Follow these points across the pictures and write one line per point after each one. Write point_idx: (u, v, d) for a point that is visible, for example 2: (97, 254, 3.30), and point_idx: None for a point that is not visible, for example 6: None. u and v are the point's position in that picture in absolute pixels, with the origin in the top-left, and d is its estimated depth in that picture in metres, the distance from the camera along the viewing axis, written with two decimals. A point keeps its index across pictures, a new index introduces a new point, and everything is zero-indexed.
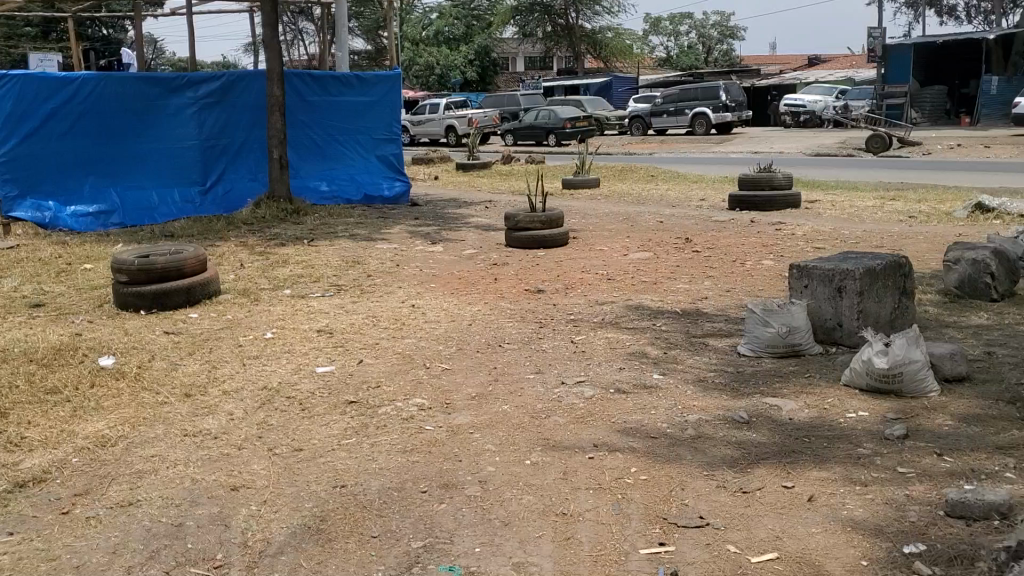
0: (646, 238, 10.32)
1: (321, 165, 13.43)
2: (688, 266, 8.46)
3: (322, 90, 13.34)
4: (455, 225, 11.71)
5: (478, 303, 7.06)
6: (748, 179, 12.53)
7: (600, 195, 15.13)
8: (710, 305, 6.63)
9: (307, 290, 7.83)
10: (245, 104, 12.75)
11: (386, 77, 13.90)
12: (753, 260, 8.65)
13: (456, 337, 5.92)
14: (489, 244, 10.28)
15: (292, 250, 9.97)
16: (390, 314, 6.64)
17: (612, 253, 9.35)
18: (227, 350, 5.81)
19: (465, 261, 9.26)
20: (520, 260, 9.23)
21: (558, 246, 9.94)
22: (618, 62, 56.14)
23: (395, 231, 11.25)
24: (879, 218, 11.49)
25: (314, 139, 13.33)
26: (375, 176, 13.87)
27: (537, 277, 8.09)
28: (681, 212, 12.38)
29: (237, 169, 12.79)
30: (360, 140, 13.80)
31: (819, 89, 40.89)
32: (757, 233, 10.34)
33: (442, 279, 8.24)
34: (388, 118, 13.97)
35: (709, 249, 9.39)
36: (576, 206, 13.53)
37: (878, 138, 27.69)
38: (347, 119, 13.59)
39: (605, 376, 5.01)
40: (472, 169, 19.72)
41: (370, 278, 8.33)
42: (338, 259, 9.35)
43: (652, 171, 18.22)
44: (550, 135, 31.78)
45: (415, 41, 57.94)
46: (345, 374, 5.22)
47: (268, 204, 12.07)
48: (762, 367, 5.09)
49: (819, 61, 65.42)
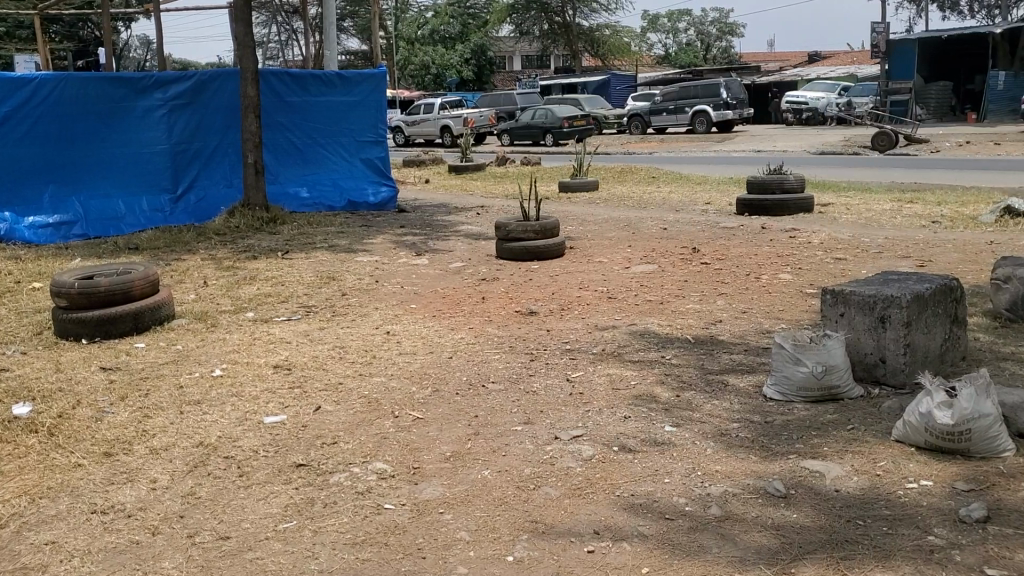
0: (649, 247, 9.52)
1: (302, 170, 12.60)
2: (697, 281, 7.64)
3: (301, 90, 12.50)
4: (444, 234, 10.90)
5: (462, 329, 6.24)
6: (756, 182, 11.72)
7: (599, 199, 14.31)
8: (725, 331, 5.82)
9: (273, 313, 7.01)
10: (218, 105, 11.89)
11: (370, 75, 13.07)
12: (768, 273, 7.85)
13: (434, 374, 5.10)
14: (479, 255, 9.47)
15: (264, 264, 9.15)
16: (360, 344, 5.82)
17: (614, 266, 8.54)
18: (167, 394, 4.98)
19: (451, 276, 8.44)
20: (512, 274, 8.41)
21: (555, 258, 9.12)
22: (617, 59, 55.32)
23: (378, 242, 10.43)
24: (900, 223, 10.68)
25: (293, 142, 12.50)
26: (360, 181, 13.06)
27: (530, 296, 7.28)
28: (685, 218, 11.56)
29: (211, 175, 11.94)
30: (343, 143, 12.98)
31: (821, 85, 40.05)
32: (770, 241, 9.53)
33: (424, 298, 7.42)
34: (373, 119, 13.15)
35: (718, 261, 8.57)
36: (573, 211, 12.71)
37: (885, 136, 26.86)
38: (329, 120, 12.75)
39: (607, 427, 4.20)
40: (465, 171, 18.93)
41: (344, 298, 7.51)
42: (313, 274, 8.53)
43: (654, 173, 17.41)
44: (547, 135, 30.96)
45: (410, 40, 57.10)
46: (298, 426, 4.40)
47: (242, 212, 11.25)
48: (793, 415, 4.27)
49: (820, 58, 64.54)
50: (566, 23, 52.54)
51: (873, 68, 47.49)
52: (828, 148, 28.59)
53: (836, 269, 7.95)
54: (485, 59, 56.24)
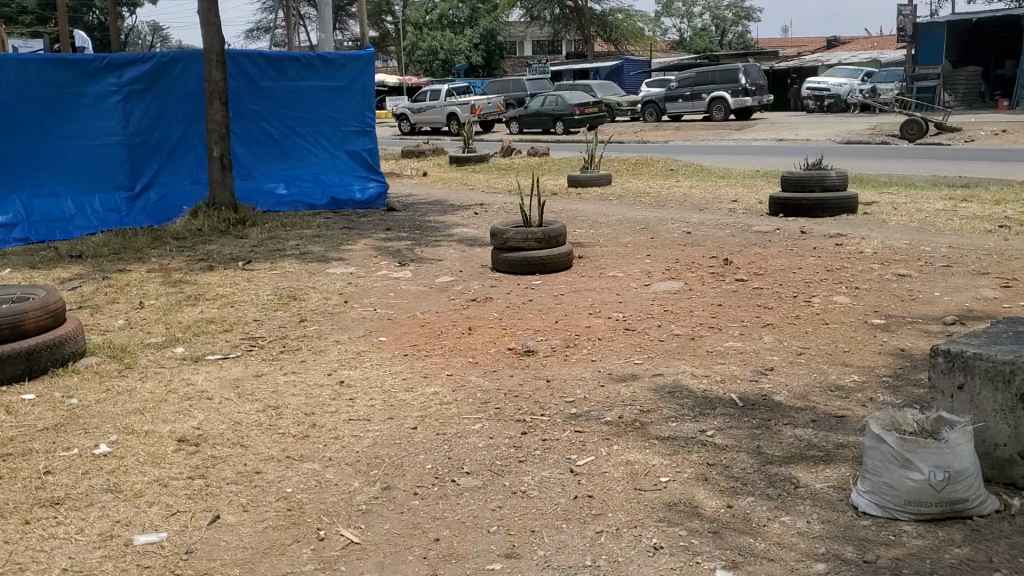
0: (670, 257, 8.13)
1: (278, 165, 11.25)
2: (733, 305, 6.24)
3: (278, 74, 11.14)
4: (434, 239, 9.52)
5: (440, 375, 4.86)
6: (791, 178, 10.24)
7: (611, 196, 12.90)
8: (781, 389, 4.42)
9: (209, 349, 5.66)
10: (182, 91, 10.52)
11: (356, 57, 11.68)
12: (819, 295, 6.45)
13: (390, 454, 3.74)
14: (472, 266, 8.10)
15: (219, 277, 7.80)
16: (302, 402, 4.45)
17: (631, 282, 7.15)
18: (21, 486, 3.63)
19: (437, 294, 7.08)
20: (508, 292, 7.03)
21: (560, 271, 7.74)
22: (630, 44, 53.75)
23: (357, 248, 9.06)
24: (960, 226, 9.25)
25: (269, 133, 11.14)
26: (345, 176, 11.71)
27: (529, 325, 5.91)
28: (710, 219, 10.16)
29: (174, 170, 10.58)
30: (326, 133, 11.60)
31: (843, 70, 38.42)
32: (814, 250, 8.13)
33: (398, 326, 6.05)
34: (359, 107, 11.76)
35: (756, 275, 7.17)
36: (583, 210, 11.32)
37: (915, 123, 25.33)
38: (309, 108, 11.39)
39: (627, 568, 2.82)
40: (468, 162, 17.57)
41: (301, 325, 6.15)
42: (272, 290, 7.18)
43: (671, 165, 15.99)
44: (558, 123, 29.55)
45: (417, 25, 55.72)
46: (179, 555, 3.04)
47: (206, 213, 9.92)
48: (902, 547, 2.89)
49: (839, 43, 62.79)
50: (578, 6, 50.94)
51: (895, 53, 45.81)
52: (854, 136, 27.07)
53: (901, 290, 6.53)
54: (494, 44, 54.72)
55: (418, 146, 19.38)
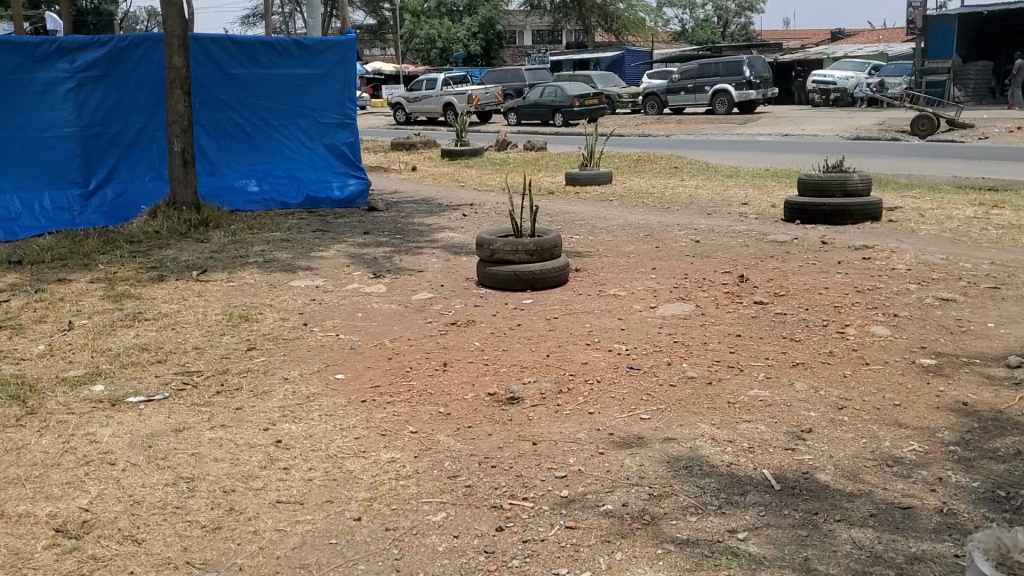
0: (679, 271, 7.22)
1: (249, 159, 10.38)
2: (755, 337, 5.34)
3: (249, 60, 10.24)
4: (416, 245, 8.61)
5: (401, 432, 3.96)
6: (811, 180, 9.29)
7: (612, 196, 12.00)
8: (824, 463, 3.53)
9: (132, 389, 4.75)
10: (141, 78, 9.59)
11: (335, 42, 10.73)
12: (853, 325, 5.55)
13: (321, 566, 2.84)
14: (455, 279, 7.18)
15: (168, 290, 6.89)
16: (225, 473, 3.56)
17: (635, 302, 6.25)
18: None
19: (412, 315, 6.17)
20: (494, 314, 6.13)
21: (554, 288, 6.82)
22: (632, 35, 52.76)
23: (329, 255, 8.16)
24: (999, 237, 8.34)
25: (238, 124, 10.27)
26: (322, 172, 10.80)
27: (514, 361, 5.00)
28: (721, 225, 9.26)
29: (133, 165, 9.66)
30: (302, 125, 10.68)
31: (850, 64, 37.46)
32: (840, 266, 7.22)
33: (362, 358, 5.16)
34: (339, 96, 10.81)
35: (779, 297, 6.26)
36: (581, 213, 10.42)
37: (926, 119, 24.39)
38: (283, 98, 10.50)
39: None
40: (460, 157, 16.64)
41: (248, 357, 5.25)
42: (223, 310, 6.27)
43: (675, 162, 15.07)
44: (557, 114, 28.59)
45: (416, 13, 54.90)
46: None
47: (166, 213, 9.01)
48: None
49: (844, 36, 61.84)
50: None
51: (902, 46, 44.85)
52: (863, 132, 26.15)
53: (947, 319, 5.63)
54: (493, 33, 53.71)
55: (410, 137, 18.43)
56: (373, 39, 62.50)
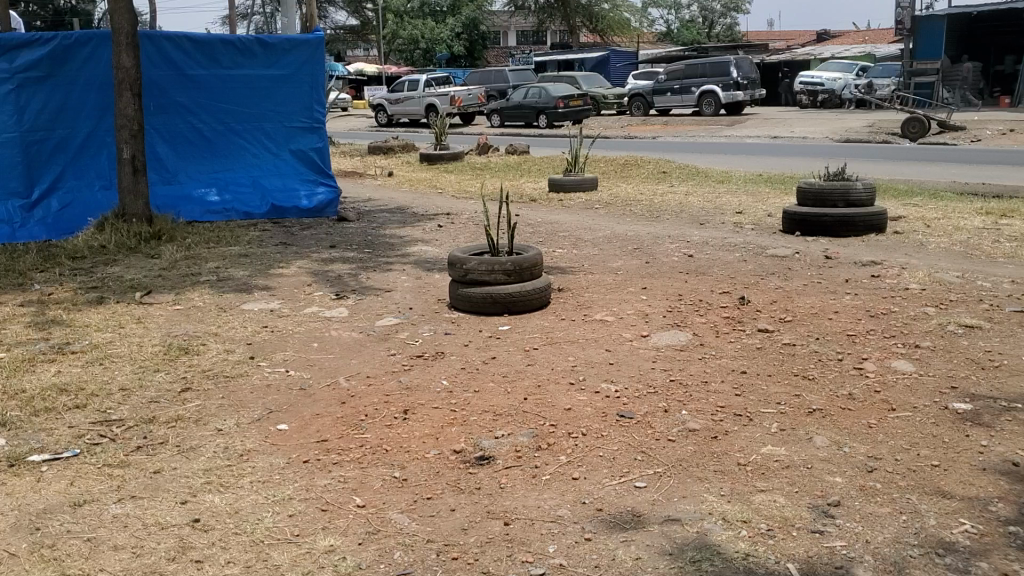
0: (672, 291, 6.58)
1: (209, 166, 9.67)
2: (763, 375, 4.68)
3: (208, 60, 9.55)
4: (386, 260, 7.94)
5: (347, 506, 3.29)
6: (811, 189, 8.65)
7: (597, 204, 11.35)
8: (859, 552, 2.88)
9: (39, 444, 4.05)
10: (89, 79, 8.86)
11: (302, 42, 10.00)
12: (872, 358, 4.91)
13: None
14: (426, 301, 6.51)
15: (105, 315, 6.19)
16: (124, 569, 2.89)
17: (625, 329, 5.59)
18: None
19: (375, 345, 5.49)
20: (468, 343, 5.46)
21: (535, 312, 6.16)
22: (616, 36, 52.22)
23: (289, 271, 7.47)
24: (1014, 251, 7.74)
25: (197, 129, 9.56)
26: (288, 180, 10.09)
27: (487, 405, 4.32)
28: (714, 236, 8.63)
29: (81, 173, 8.92)
30: (267, 130, 9.98)
31: (836, 64, 37.02)
32: (847, 285, 6.60)
33: (313, 402, 4.48)
34: (306, 98, 10.10)
35: (784, 323, 5.62)
36: (565, 222, 9.77)
37: (917, 121, 23.91)
38: (245, 100, 9.79)
39: None
40: (440, 161, 15.98)
41: (181, 402, 4.57)
42: (162, 340, 5.57)
43: (664, 167, 14.45)
44: (541, 116, 27.97)
45: (398, 13, 54.16)
46: None
47: (115, 226, 8.30)
48: None
49: (830, 37, 61.52)
50: None
51: (888, 47, 44.48)
52: (852, 134, 25.64)
53: (976, 351, 5.01)
54: (477, 33, 53.05)
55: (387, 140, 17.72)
56: (355, 39, 61.71)
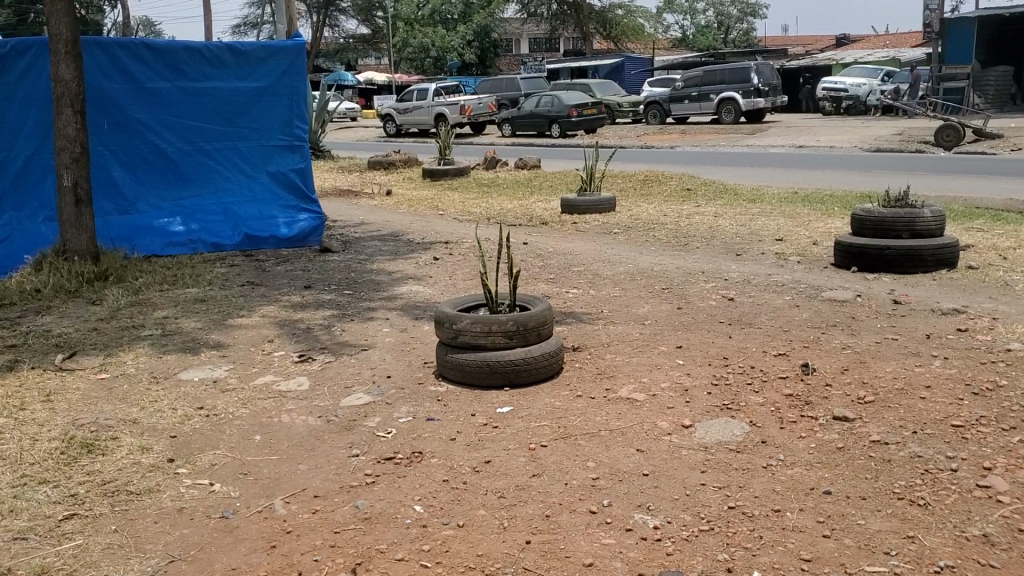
0: (714, 352, 5.29)
1: (172, 192, 8.47)
2: (854, 500, 3.41)
3: (170, 72, 8.35)
4: (369, 304, 6.70)
5: None
6: (870, 217, 7.34)
7: (615, 229, 10.09)
8: None
9: None
10: (29, 93, 7.68)
11: (280, 49, 8.77)
12: (1000, 467, 3.61)
13: None
14: (409, 366, 5.25)
15: (8, 389, 4.96)
16: None
17: (660, 413, 4.31)
18: None
19: (337, 436, 4.24)
20: (456, 433, 4.19)
21: (544, 384, 4.86)
22: (631, 42, 50.95)
23: (251, 322, 6.23)
24: None
25: (160, 150, 8.35)
26: (265, 206, 8.87)
27: (474, 555, 3.06)
28: (757, 272, 7.35)
29: (20, 203, 7.72)
30: (241, 149, 8.75)
31: (860, 70, 35.57)
32: (934, 345, 5.31)
33: (233, 545, 3.24)
34: (286, 113, 8.88)
35: (866, 409, 4.34)
36: (580, 253, 8.51)
37: (951, 129, 22.56)
38: (214, 115, 8.58)
39: None
40: (443, 177, 14.79)
41: (56, 541, 3.32)
42: (65, 431, 4.33)
43: (688, 183, 13.17)
44: (554, 125, 26.78)
45: (409, 21, 53.11)
46: None
47: (53, 264, 7.09)
48: None
49: (850, 41, 60.02)
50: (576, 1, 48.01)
51: (912, 51, 43.03)
52: (882, 142, 24.31)
53: None
54: (489, 41, 51.88)
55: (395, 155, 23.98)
56: (366, 49, 60.74)
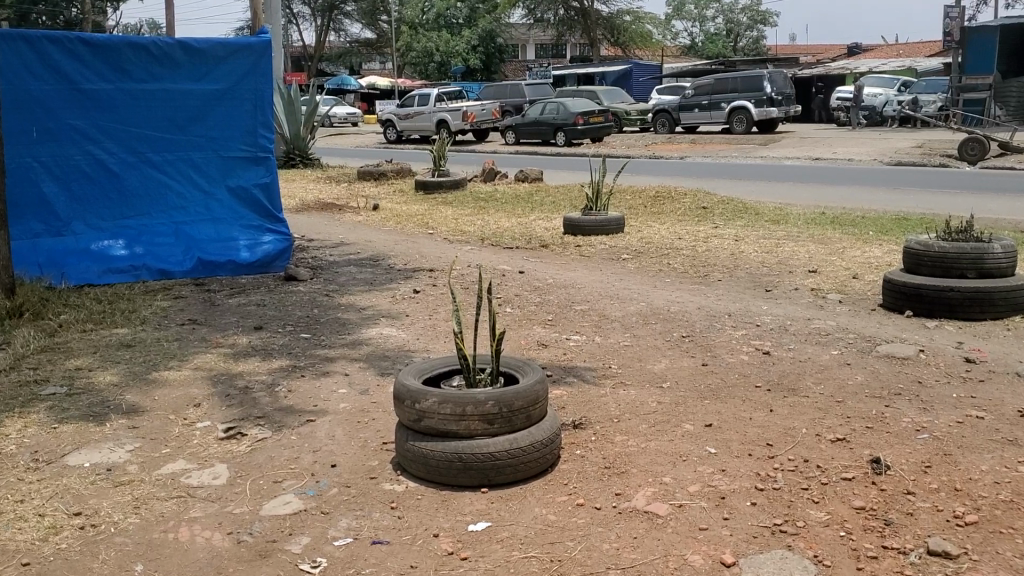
0: (753, 435, 4.15)
1: (116, 211, 7.34)
2: None
3: (113, 72, 7.23)
4: (330, 351, 5.56)
5: None
6: (929, 252, 6.20)
7: (624, 255, 8.93)
8: None
9: None
10: None
11: (241, 46, 7.65)
12: None
13: None
14: (364, 449, 4.10)
15: None
16: None
17: (690, 541, 3.16)
18: None
19: (250, 568, 3.10)
20: (408, 568, 3.05)
21: (534, 481, 3.70)
22: (639, 49, 49.82)
23: (181, 378, 5.09)
24: None
25: (101, 162, 7.22)
26: (225, 226, 7.72)
27: None
28: (793, 316, 6.19)
29: None
30: (196, 162, 7.59)
31: (875, 80, 34.49)
32: None
33: None
34: (248, 120, 7.75)
35: (971, 538, 3.17)
36: (583, 286, 7.35)
37: (976, 143, 21.42)
38: (164, 122, 7.46)
39: None
40: (438, 190, 13.67)
41: None
42: None
43: (704, 201, 12.03)
44: (559, 133, 25.63)
45: (413, 25, 51.99)
46: None
47: None
48: None
49: (861, 51, 58.82)
50: (584, 7, 46.90)
51: (928, 61, 41.81)
52: (903, 156, 23.15)
53: None
54: (494, 46, 50.78)
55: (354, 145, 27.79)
56: (370, 53, 59.68)
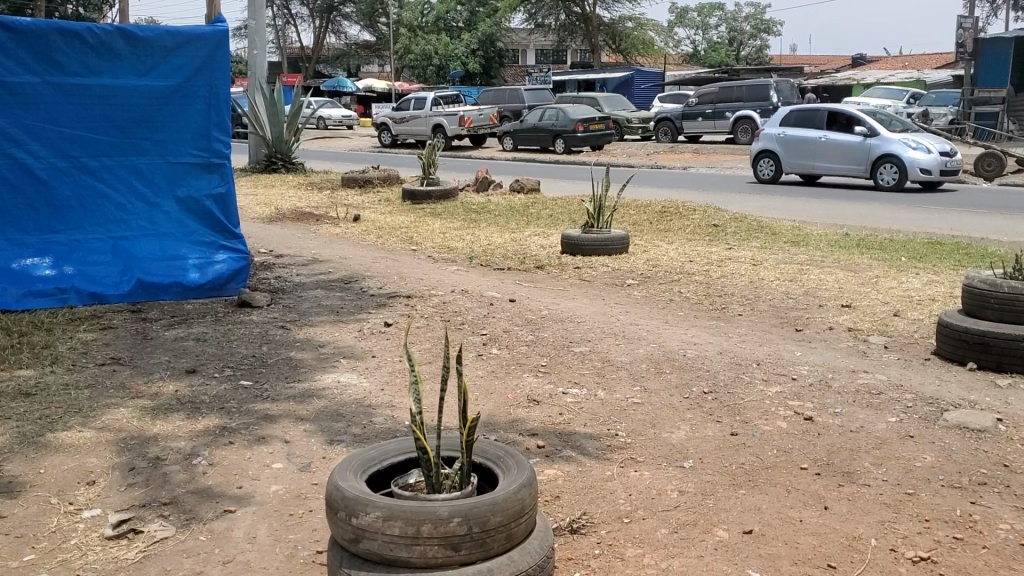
0: (808, 548, 3.13)
1: (44, 223, 6.32)
2: None
3: (41, 62, 6.21)
4: (274, 405, 4.53)
5: None
6: (996, 293, 5.19)
7: (628, 280, 7.91)
8: None
9: None
10: None
11: (193, 38, 6.65)
12: None
13: None
14: (291, 563, 3.08)
15: None
16: None
17: None
18: None
19: None
20: None
21: None
22: (640, 57, 48.83)
23: (81, 441, 4.07)
24: None
25: (24, 167, 6.20)
26: (172, 242, 6.69)
27: None
28: (834, 366, 5.18)
29: None
30: (139, 168, 6.58)
31: (884, 91, 33.51)
32: None
33: None
34: (200, 121, 6.74)
35: None
36: (583, 320, 6.32)
37: (994, 158, 20.41)
38: (101, 122, 6.44)
39: None
40: (426, 200, 12.66)
41: None
42: None
43: (715, 218, 11.02)
44: (556, 140, 24.66)
45: (411, 27, 51.00)
46: None
47: None
48: None
49: (865, 63, 57.90)
50: (585, 12, 45.92)
51: (935, 73, 40.88)
52: None
53: None
54: (494, 50, 49.77)
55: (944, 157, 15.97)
56: (367, 55, 58.67)
